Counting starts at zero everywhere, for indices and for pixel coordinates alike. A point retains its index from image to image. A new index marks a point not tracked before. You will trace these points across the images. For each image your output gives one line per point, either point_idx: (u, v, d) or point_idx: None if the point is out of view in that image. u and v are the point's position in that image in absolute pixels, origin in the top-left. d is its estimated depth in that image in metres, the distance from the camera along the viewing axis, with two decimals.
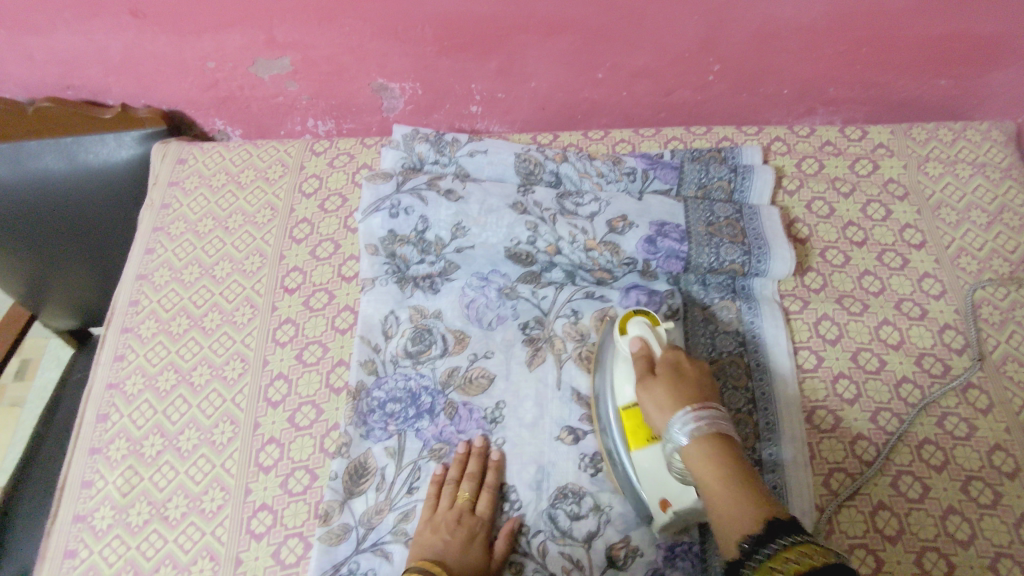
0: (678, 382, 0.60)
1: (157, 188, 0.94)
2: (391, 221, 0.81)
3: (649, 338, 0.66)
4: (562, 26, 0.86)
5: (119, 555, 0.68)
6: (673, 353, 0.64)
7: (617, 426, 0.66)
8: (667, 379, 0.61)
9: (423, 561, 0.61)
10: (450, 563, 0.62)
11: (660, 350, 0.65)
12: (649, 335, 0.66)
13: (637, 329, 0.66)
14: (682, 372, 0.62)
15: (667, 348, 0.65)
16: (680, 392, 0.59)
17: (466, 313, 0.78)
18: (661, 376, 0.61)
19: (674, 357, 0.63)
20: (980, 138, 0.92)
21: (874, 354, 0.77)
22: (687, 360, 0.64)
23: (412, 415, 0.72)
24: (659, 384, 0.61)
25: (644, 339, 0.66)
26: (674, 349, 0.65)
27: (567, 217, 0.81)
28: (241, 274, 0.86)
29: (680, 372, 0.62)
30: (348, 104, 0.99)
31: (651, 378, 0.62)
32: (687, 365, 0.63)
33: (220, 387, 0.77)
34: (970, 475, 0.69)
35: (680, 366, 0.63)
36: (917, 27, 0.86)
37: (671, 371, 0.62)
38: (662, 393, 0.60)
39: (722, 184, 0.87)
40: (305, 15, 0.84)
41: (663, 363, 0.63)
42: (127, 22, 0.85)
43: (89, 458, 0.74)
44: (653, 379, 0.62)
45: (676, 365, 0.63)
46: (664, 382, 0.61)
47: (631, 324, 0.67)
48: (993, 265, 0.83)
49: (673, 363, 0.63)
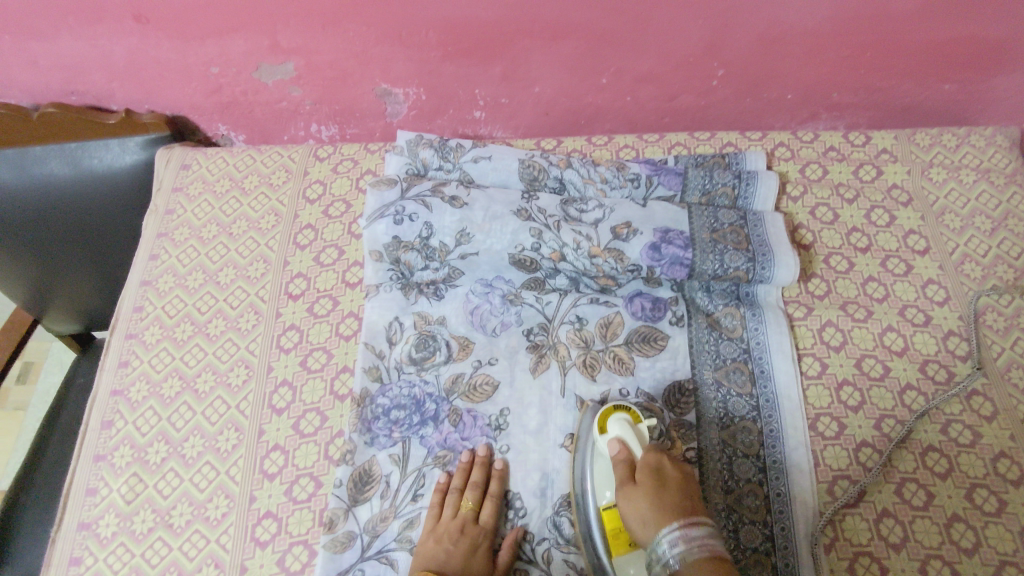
0: (661, 491, 0.61)
1: (161, 193, 0.94)
2: (395, 227, 0.81)
3: (629, 441, 0.66)
4: (566, 31, 0.85)
5: (124, 563, 0.68)
6: (652, 455, 0.65)
7: (599, 529, 0.64)
8: (648, 488, 0.61)
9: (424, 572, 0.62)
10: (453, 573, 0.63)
11: (640, 452, 0.65)
12: (628, 435, 0.66)
13: (616, 431, 0.67)
14: (663, 478, 0.62)
15: (648, 449, 0.65)
16: (664, 503, 0.60)
17: (471, 319, 0.78)
18: (642, 486, 0.62)
19: (655, 461, 0.64)
20: (984, 144, 0.92)
21: (879, 361, 0.77)
22: (666, 465, 0.64)
23: (417, 422, 0.72)
24: (641, 494, 0.61)
25: (623, 439, 0.66)
26: (654, 451, 0.65)
27: (571, 223, 0.81)
28: (245, 280, 0.86)
29: (662, 480, 0.62)
30: (351, 109, 0.99)
31: (633, 485, 0.63)
32: (668, 470, 0.64)
33: (224, 393, 0.77)
34: (975, 482, 0.69)
35: (660, 471, 0.63)
36: (921, 32, 0.86)
37: (651, 479, 0.62)
38: (644, 505, 0.61)
39: (726, 190, 0.87)
40: (309, 20, 0.84)
41: (643, 468, 0.63)
42: (131, 27, 0.85)
43: (94, 465, 0.74)
44: (634, 488, 0.62)
45: (656, 469, 0.63)
46: (648, 488, 0.61)
47: (610, 423, 0.67)
48: (998, 271, 0.83)
49: (655, 467, 0.63)
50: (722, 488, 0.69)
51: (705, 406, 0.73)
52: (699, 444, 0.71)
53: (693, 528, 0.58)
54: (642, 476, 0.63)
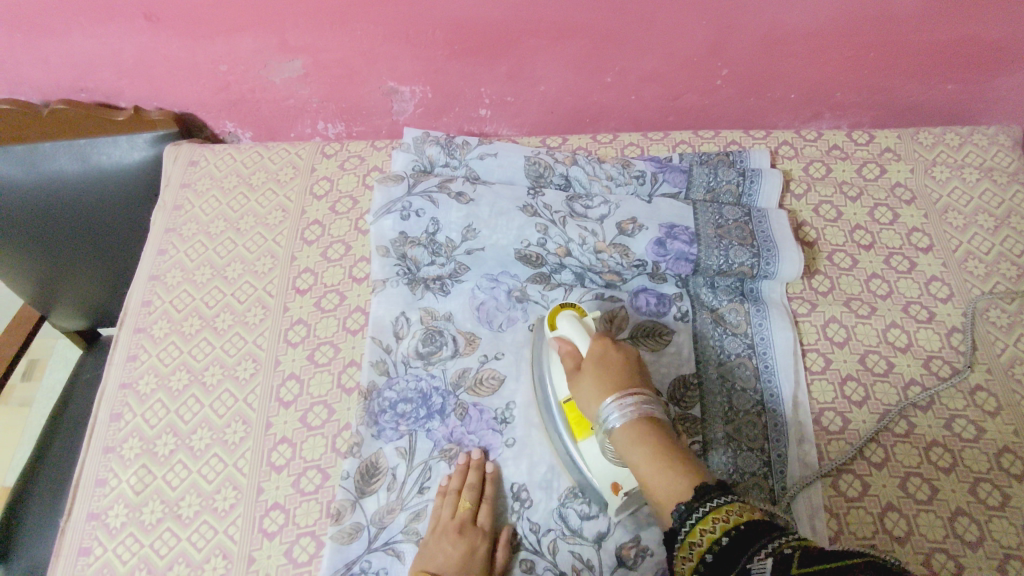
0: (602, 370, 0.61)
1: (170, 190, 0.95)
2: (403, 223, 0.82)
3: (575, 334, 0.66)
4: (571, 30, 0.86)
5: (133, 553, 0.69)
6: (597, 343, 0.63)
7: (562, 420, 0.69)
8: (591, 370, 0.62)
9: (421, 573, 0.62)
10: None
11: (585, 340, 0.65)
12: (573, 329, 0.66)
13: (564, 326, 0.67)
14: (605, 360, 0.62)
15: (593, 335, 0.65)
16: (605, 384, 0.60)
17: (477, 315, 0.78)
18: (587, 369, 0.62)
19: (598, 347, 0.63)
20: (987, 143, 0.93)
21: (882, 357, 0.78)
22: (611, 349, 0.63)
23: (423, 415, 0.73)
24: (585, 376, 0.62)
25: (568, 333, 0.66)
26: (599, 339, 0.64)
27: (577, 219, 0.82)
28: (253, 275, 0.87)
29: (604, 362, 0.62)
30: (357, 107, 1.00)
31: (579, 372, 0.63)
32: (612, 353, 0.63)
33: (232, 386, 0.78)
34: (979, 476, 0.69)
35: (604, 355, 0.62)
36: (925, 32, 0.86)
37: (595, 361, 0.62)
38: (587, 389, 0.61)
39: (731, 188, 0.87)
40: (318, 19, 0.85)
41: (589, 357, 0.63)
42: (141, 25, 0.86)
43: (103, 456, 0.75)
44: (580, 372, 0.63)
45: (600, 353, 0.63)
46: (591, 373, 0.62)
47: (558, 319, 0.68)
48: (1001, 269, 0.83)
49: (600, 350, 0.63)
50: (727, 481, 0.69)
51: (710, 400, 0.74)
52: (704, 438, 0.72)
53: (629, 398, 0.58)
54: (587, 364, 0.62)
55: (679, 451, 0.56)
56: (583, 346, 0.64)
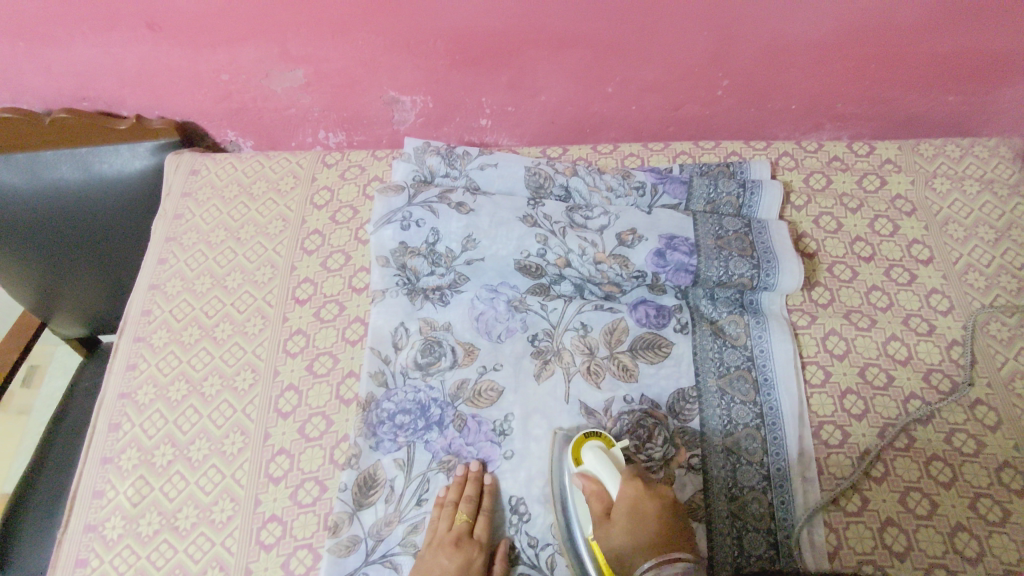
0: (636, 525, 0.61)
1: (170, 199, 0.95)
2: (402, 233, 0.82)
3: (604, 473, 0.65)
4: (572, 41, 0.86)
5: (129, 565, 0.69)
6: (628, 488, 0.63)
7: (590, 557, 0.64)
8: (625, 523, 0.61)
9: None
10: None
11: (616, 483, 0.64)
12: (602, 468, 0.65)
13: (590, 461, 0.66)
14: (640, 512, 0.62)
15: (623, 477, 0.64)
16: (639, 542, 0.60)
17: (476, 326, 0.78)
18: (619, 525, 0.61)
19: (630, 495, 0.63)
20: (988, 155, 0.93)
21: (882, 370, 0.78)
22: (644, 496, 0.63)
23: (421, 427, 0.73)
24: (619, 530, 0.61)
25: (597, 470, 0.65)
26: (631, 482, 0.64)
27: (576, 230, 0.82)
28: (253, 284, 0.87)
29: (637, 516, 0.61)
30: (358, 116, 1.00)
31: (610, 523, 0.62)
32: (645, 503, 0.62)
33: (231, 397, 0.78)
34: (979, 491, 0.69)
35: (637, 505, 0.62)
36: (927, 44, 0.86)
37: (627, 517, 0.62)
38: (622, 542, 0.60)
39: (731, 199, 0.87)
40: (320, 29, 0.85)
41: (620, 505, 0.63)
42: (143, 34, 0.86)
43: (101, 467, 0.75)
44: (611, 525, 0.62)
45: (632, 505, 0.62)
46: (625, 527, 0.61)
47: (583, 453, 0.67)
48: (1001, 281, 0.83)
49: (632, 501, 0.63)
50: (726, 495, 0.69)
51: (709, 413, 0.74)
52: (703, 451, 0.72)
53: (666, 565, 0.57)
54: (619, 516, 0.62)
55: None
56: (614, 489, 0.64)
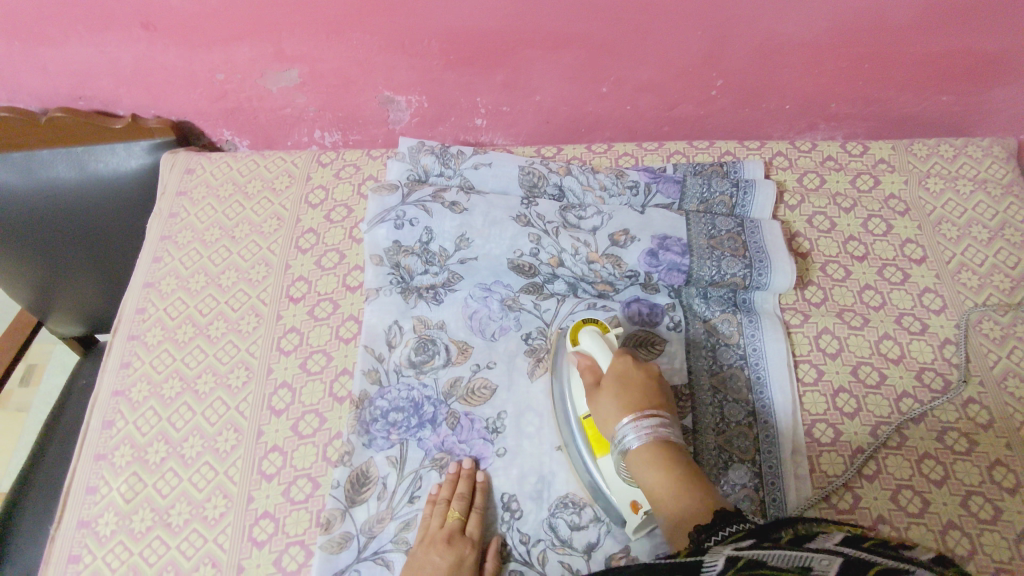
0: (622, 390, 0.63)
1: (166, 198, 0.95)
2: (396, 232, 0.82)
3: (597, 350, 0.69)
4: (566, 41, 0.87)
5: (122, 561, 0.69)
6: (618, 360, 0.66)
7: (580, 434, 0.69)
8: (613, 388, 0.64)
9: None
10: None
11: (607, 357, 0.67)
12: (595, 346, 0.69)
13: (586, 342, 0.70)
14: (626, 380, 0.64)
15: (615, 353, 0.68)
16: (623, 401, 0.62)
17: (470, 324, 0.79)
18: (608, 389, 0.64)
19: (620, 364, 0.66)
20: (981, 155, 0.93)
21: (875, 368, 0.78)
22: (633, 366, 0.66)
23: (415, 424, 0.73)
24: (607, 393, 0.64)
25: (591, 349, 0.69)
26: (621, 355, 0.67)
27: (569, 229, 0.82)
28: (247, 283, 0.87)
29: (625, 380, 0.64)
30: (354, 116, 1.00)
31: (599, 389, 0.66)
32: (634, 372, 0.65)
33: (225, 394, 0.78)
34: (970, 489, 0.69)
35: (626, 373, 0.65)
36: (919, 43, 0.86)
37: (615, 381, 0.64)
38: (607, 403, 0.63)
39: (724, 199, 0.87)
40: (314, 29, 0.86)
41: (610, 374, 0.66)
42: (139, 34, 0.86)
43: (94, 464, 0.75)
44: (601, 390, 0.65)
45: (621, 373, 0.65)
46: (612, 390, 0.64)
47: (581, 336, 0.71)
48: (994, 280, 0.83)
49: (621, 369, 0.65)
50: (717, 492, 0.70)
51: (702, 410, 0.74)
52: (696, 449, 0.71)
53: (646, 417, 0.59)
54: (608, 382, 0.65)
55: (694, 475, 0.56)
56: (605, 362, 0.67)
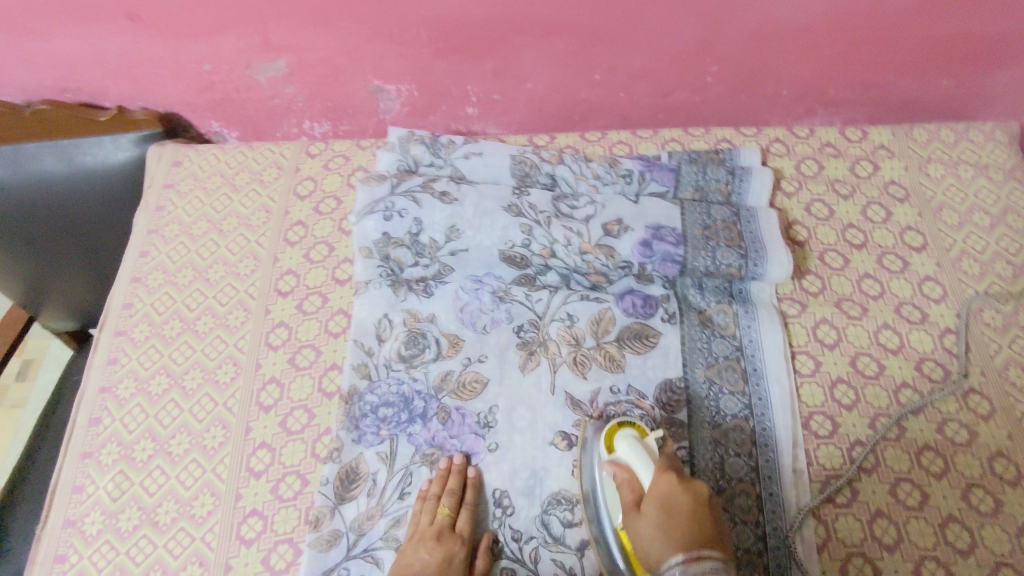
0: (667, 519, 0.58)
1: (152, 190, 0.94)
2: (385, 224, 0.81)
3: (637, 463, 0.63)
4: (558, 27, 0.85)
5: (109, 561, 0.68)
6: (661, 479, 0.60)
7: (618, 548, 0.63)
8: (655, 514, 0.58)
9: None
10: None
11: (650, 474, 0.62)
12: (635, 457, 0.63)
13: (625, 450, 0.64)
14: (671, 505, 0.58)
15: (657, 467, 0.62)
16: (668, 533, 0.57)
17: (461, 317, 0.77)
18: (650, 516, 0.59)
19: (663, 486, 0.60)
20: (983, 139, 0.91)
21: (873, 359, 0.76)
22: (677, 488, 0.59)
23: (405, 420, 0.72)
24: (649, 522, 0.58)
25: (631, 459, 0.63)
26: (665, 473, 0.61)
27: (562, 220, 0.81)
28: (235, 277, 0.86)
29: (669, 507, 0.58)
30: (344, 106, 0.99)
31: (639, 514, 0.60)
32: (678, 495, 0.59)
33: (212, 390, 0.77)
34: (971, 482, 0.68)
35: (671, 498, 0.59)
36: (919, 26, 0.84)
37: (657, 508, 0.59)
38: (651, 535, 0.58)
39: (720, 186, 0.86)
40: (301, 18, 0.84)
41: (651, 497, 0.60)
42: (123, 25, 0.85)
43: (80, 462, 0.74)
44: (641, 516, 0.59)
45: (665, 495, 0.59)
46: (654, 516, 0.58)
47: (616, 441, 0.65)
48: (996, 268, 0.82)
49: (664, 492, 0.59)
50: (713, 488, 0.68)
51: (697, 405, 0.72)
52: (691, 443, 0.70)
53: (694, 560, 0.54)
54: (650, 505, 0.59)
55: None
56: (648, 480, 0.61)
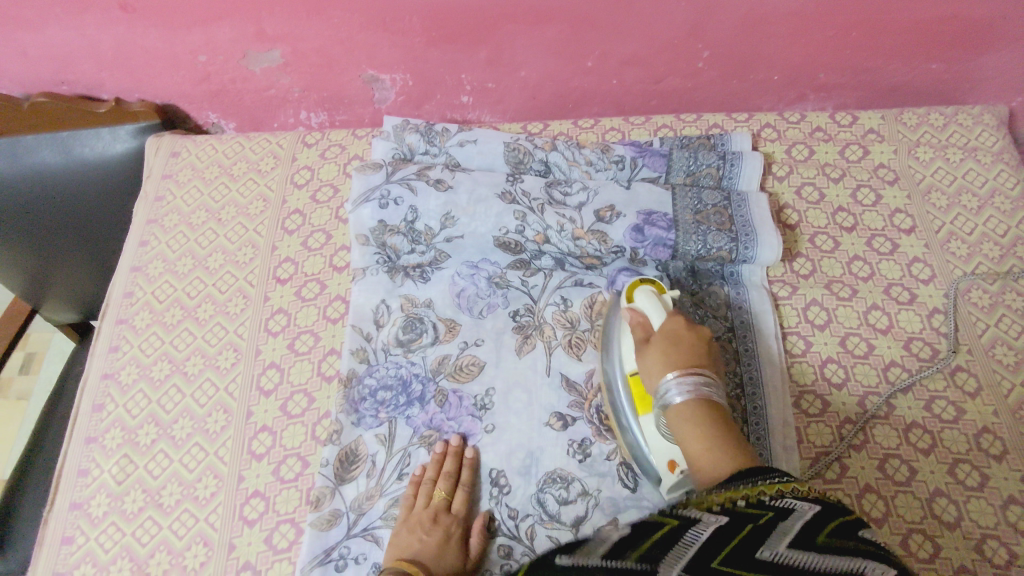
0: (673, 348, 0.60)
1: (151, 181, 0.95)
2: (381, 212, 0.82)
3: (651, 310, 0.66)
4: (549, 15, 0.86)
5: (115, 542, 0.69)
6: (671, 320, 0.64)
7: (624, 391, 0.67)
8: (661, 344, 0.61)
9: (399, 562, 0.61)
10: (427, 563, 0.62)
11: (660, 317, 0.65)
12: (651, 305, 0.66)
13: (642, 301, 0.68)
14: (677, 337, 0.61)
15: (668, 313, 0.65)
16: (672, 359, 0.59)
17: (457, 302, 0.79)
18: (655, 347, 0.61)
19: (671, 324, 0.63)
20: (972, 123, 0.92)
21: (863, 339, 0.78)
22: (685, 326, 0.63)
23: (403, 403, 0.73)
24: (655, 350, 0.61)
25: (645, 307, 0.67)
26: (675, 316, 0.64)
27: (555, 206, 0.82)
28: (234, 265, 0.87)
29: (675, 338, 0.61)
30: (339, 96, 1.00)
31: (647, 346, 0.63)
32: (685, 331, 0.62)
33: (214, 376, 0.78)
34: (958, 457, 0.69)
35: (676, 332, 0.62)
36: (906, 10, 0.85)
37: (665, 338, 0.61)
38: (653, 362, 0.60)
39: (711, 171, 0.87)
40: (293, 8, 0.85)
41: (660, 332, 0.63)
42: (117, 16, 0.85)
43: (85, 447, 0.75)
44: (648, 347, 0.62)
45: (673, 331, 0.62)
46: (659, 346, 0.61)
47: (637, 294, 0.69)
48: (984, 249, 0.83)
49: (672, 327, 0.63)
50: None
51: None
52: None
53: (692, 374, 0.57)
54: (657, 338, 0.62)
55: (738, 440, 0.54)
56: (658, 321, 0.65)
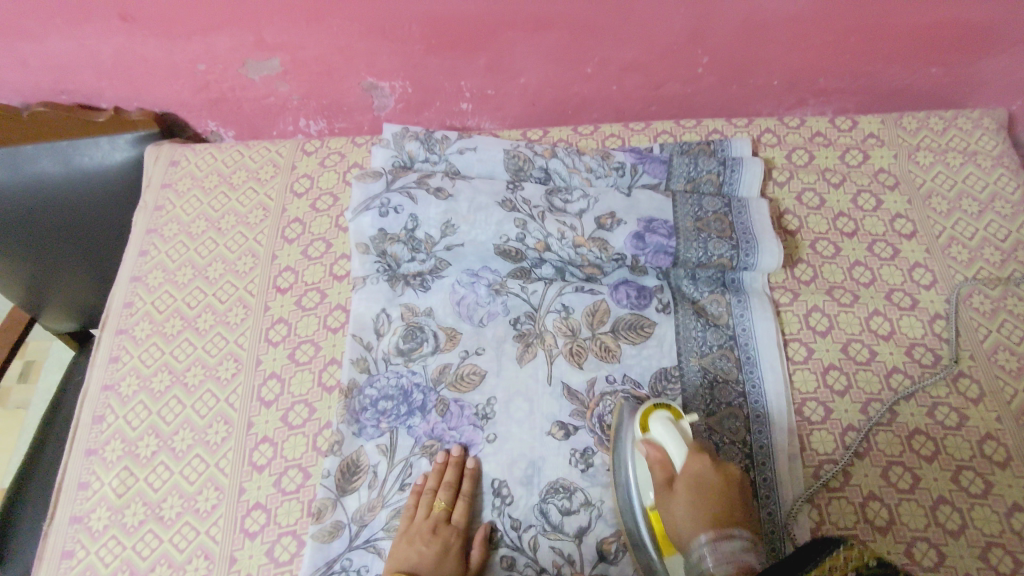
0: (699, 497, 0.60)
1: (150, 190, 0.95)
2: (381, 220, 0.81)
3: (668, 442, 0.63)
4: (549, 22, 0.86)
5: (116, 556, 0.69)
6: (694, 459, 0.61)
7: (646, 528, 0.63)
8: (686, 492, 0.60)
9: None
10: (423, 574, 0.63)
11: (680, 454, 0.62)
12: (669, 439, 0.63)
13: (658, 432, 0.64)
14: (702, 484, 0.60)
15: (689, 450, 0.62)
16: (700, 511, 0.59)
17: (458, 310, 0.78)
18: (682, 495, 0.60)
19: (694, 467, 0.61)
20: (971, 127, 0.92)
21: (865, 345, 0.77)
22: (710, 469, 0.61)
23: (404, 412, 0.73)
24: (680, 497, 0.60)
25: (662, 438, 0.64)
26: (698, 456, 0.62)
27: (556, 214, 0.82)
28: (234, 274, 0.86)
29: (701, 486, 0.60)
30: (338, 103, 0.99)
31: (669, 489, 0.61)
32: (710, 475, 0.61)
33: (214, 387, 0.78)
34: (961, 464, 0.69)
35: (700, 476, 0.61)
36: (906, 14, 0.85)
37: (691, 486, 0.60)
38: (683, 513, 0.60)
39: (711, 177, 0.87)
40: (293, 16, 0.85)
41: (682, 476, 0.61)
42: (117, 25, 0.85)
43: (85, 459, 0.75)
44: (672, 493, 0.61)
45: (697, 474, 0.61)
46: (685, 495, 0.60)
47: (651, 423, 0.65)
48: (985, 254, 0.83)
49: (696, 470, 0.61)
50: None
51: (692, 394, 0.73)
52: None
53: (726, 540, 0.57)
54: (682, 484, 0.61)
55: None
56: (677, 459, 0.62)
